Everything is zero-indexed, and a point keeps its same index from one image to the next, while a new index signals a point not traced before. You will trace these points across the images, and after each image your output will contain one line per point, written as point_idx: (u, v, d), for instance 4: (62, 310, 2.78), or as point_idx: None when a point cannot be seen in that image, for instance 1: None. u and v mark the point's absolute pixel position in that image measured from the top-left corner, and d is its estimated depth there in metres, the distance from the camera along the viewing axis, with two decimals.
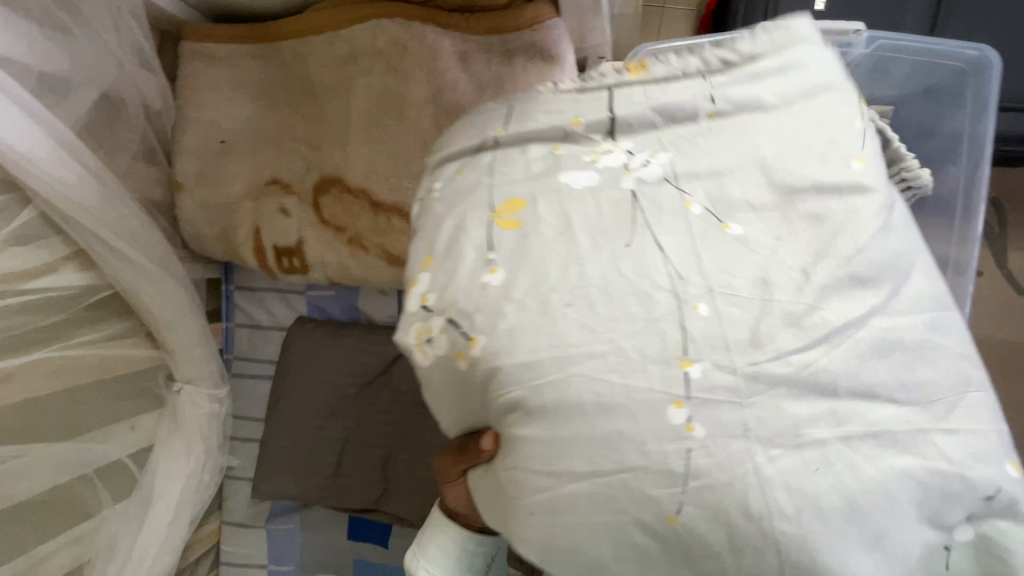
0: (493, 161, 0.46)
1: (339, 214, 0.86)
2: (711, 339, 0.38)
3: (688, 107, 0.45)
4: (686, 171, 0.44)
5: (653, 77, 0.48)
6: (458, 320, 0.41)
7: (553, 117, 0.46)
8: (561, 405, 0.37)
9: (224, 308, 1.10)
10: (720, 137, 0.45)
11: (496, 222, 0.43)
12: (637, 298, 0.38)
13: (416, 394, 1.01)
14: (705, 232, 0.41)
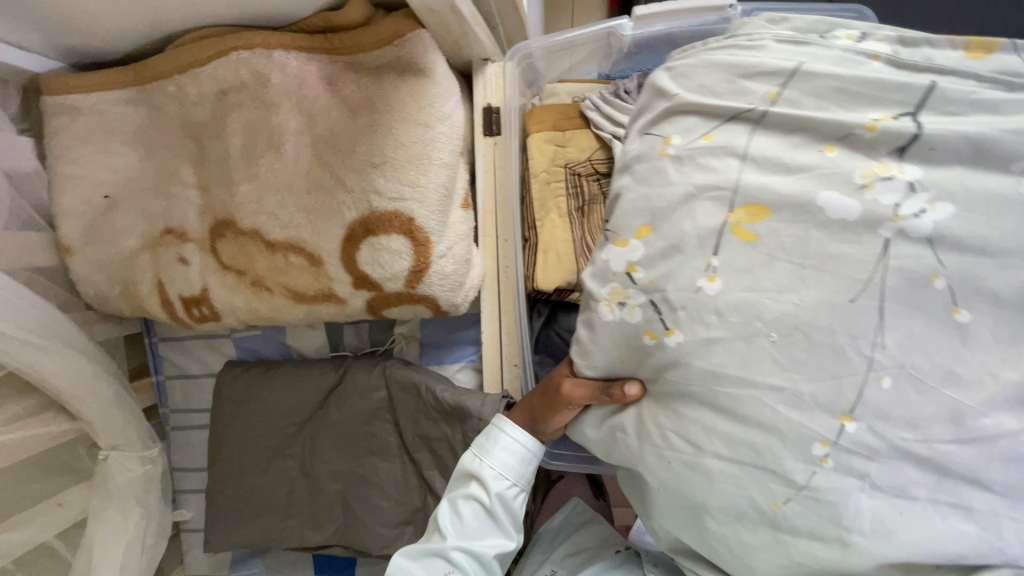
0: (727, 143, 0.47)
1: (237, 258, 0.82)
2: (879, 403, 0.44)
3: (1019, 128, 0.41)
4: (956, 235, 0.42)
5: (998, 70, 0.43)
6: (664, 307, 0.49)
7: (830, 117, 0.45)
8: (758, 417, 0.47)
9: (151, 362, 1.06)
10: (1010, 202, 0.41)
11: (733, 223, 0.47)
12: (854, 347, 0.44)
13: (356, 428, 0.97)
14: (924, 294, 0.43)
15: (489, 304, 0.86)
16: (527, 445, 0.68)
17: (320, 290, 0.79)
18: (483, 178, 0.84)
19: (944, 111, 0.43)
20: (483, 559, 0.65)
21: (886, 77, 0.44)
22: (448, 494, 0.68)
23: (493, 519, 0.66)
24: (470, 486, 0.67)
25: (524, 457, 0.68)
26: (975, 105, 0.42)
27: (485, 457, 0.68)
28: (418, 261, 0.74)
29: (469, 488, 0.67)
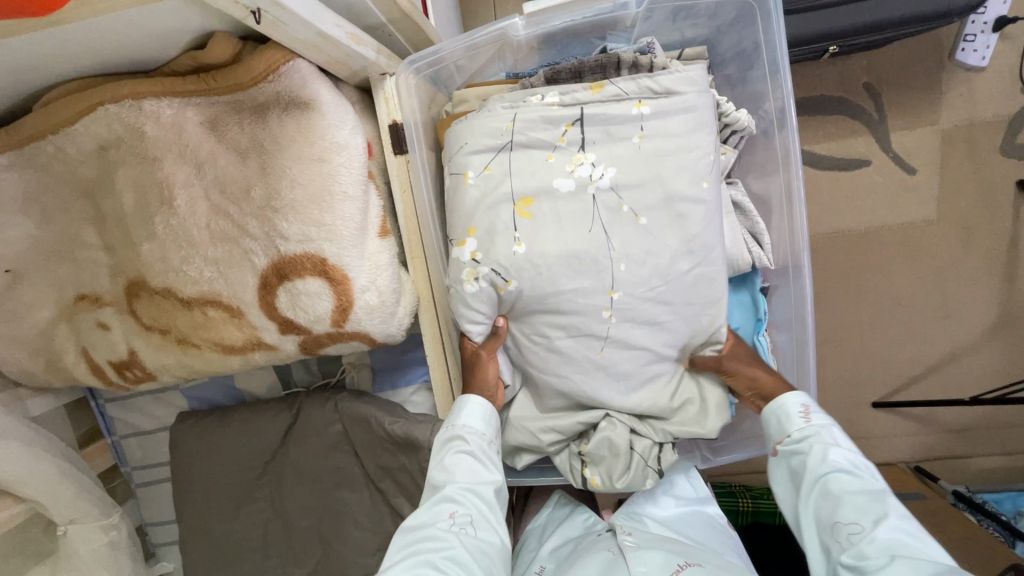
0: (502, 170, 0.74)
1: (156, 317, 0.78)
2: (629, 278, 0.74)
3: (631, 120, 0.72)
4: (625, 180, 0.73)
5: (608, 94, 0.73)
6: (502, 270, 0.73)
7: (549, 133, 0.74)
8: (556, 303, 0.75)
9: (102, 424, 1.03)
10: (646, 150, 0.73)
11: (520, 211, 0.73)
12: (598, 249, 0.73)
13: (317, 465, 0.95)
14: (621, 217, 0.73)
15: (431, 327, 0.85)
16: (485, 401, 0.77)
17: (247, 339, 0.76)
18: (402, 199, 0.80)
19: (601, 121, 0.73)
20: (482, 497, 0.69)
21: (561, 112, 0.73)
22: (433, 462, 0.73)
23: (480, 463, 0.71)
24: (452, 444, 0.73)
25: (488, 411, 0.76)
26: (615, 111, 0.72)
27: (458, 419, 0.75)
28: (340, 299, 0.71)
29: (451, 444, 0.73)
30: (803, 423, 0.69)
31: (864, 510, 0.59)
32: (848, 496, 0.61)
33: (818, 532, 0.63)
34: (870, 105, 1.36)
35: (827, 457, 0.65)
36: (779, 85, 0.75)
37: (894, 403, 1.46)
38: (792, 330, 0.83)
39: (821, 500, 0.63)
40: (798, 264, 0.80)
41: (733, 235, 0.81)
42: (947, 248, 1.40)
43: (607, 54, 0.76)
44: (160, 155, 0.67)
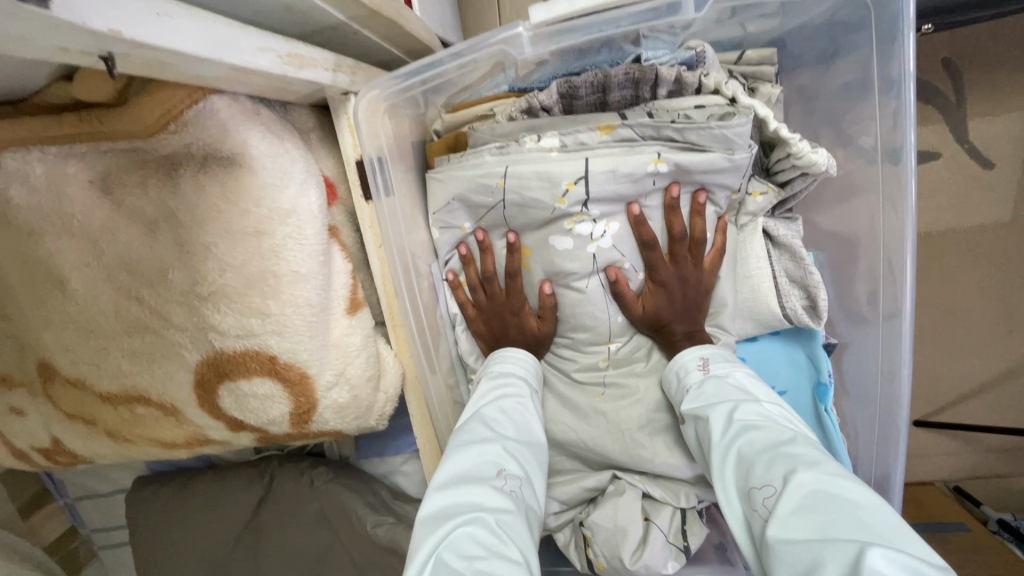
0: (494, 222, 0.62)
1: (77, 407, 0.63)
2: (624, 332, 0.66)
3: (642, 179, 0.56)
4: (630, 240, 0.60)
5: (619, 138, 0.57)
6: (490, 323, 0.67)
7: (546, 192, 0.57)
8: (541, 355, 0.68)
9: (50, 486, 0.90)
10: (656, 207, 0.59)
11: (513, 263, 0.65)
12: (593, 307, 0.64)
13: (295, 543, 0.82)
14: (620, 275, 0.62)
15: (417, 408, 0.68)
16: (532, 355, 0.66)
17: (190, 437, 0.61)
18: (379, 260, 0.61)
19: (609, 178, 0.56)
20: (530, 461, 0.54)
21: (563, 167, 0.56)
22: (460, 430, 0.55)
23: (530, 413, 0.58)
24: (497, 387, 0.60)
25: (533, 365, 0.65)
26: (627, 165, 0.55)
27: (506, 370, 0.62)
28: (299, 401, 0.55)
29: (498, 386, 0.60)
30: (701, 376, 0.57)
31: (778, 461, 0.44)
32: (759, 452, 0.46)
33: (740, 513, 0.46)
34: (948, 86, 1.13)
35: (732, 413, 0.51)
36: (891, 106, 0.56)
37: (937, 424, 1.32)
38: (869, 399, 0.68)
39: (736, 462, 0.47)
40: (894, 314, 0.61)
41: (773, 285, 0.66)
42: (1018, 254, 1.22)
43: (642, 65, 0.55)
44: (40, 225, 0.49)
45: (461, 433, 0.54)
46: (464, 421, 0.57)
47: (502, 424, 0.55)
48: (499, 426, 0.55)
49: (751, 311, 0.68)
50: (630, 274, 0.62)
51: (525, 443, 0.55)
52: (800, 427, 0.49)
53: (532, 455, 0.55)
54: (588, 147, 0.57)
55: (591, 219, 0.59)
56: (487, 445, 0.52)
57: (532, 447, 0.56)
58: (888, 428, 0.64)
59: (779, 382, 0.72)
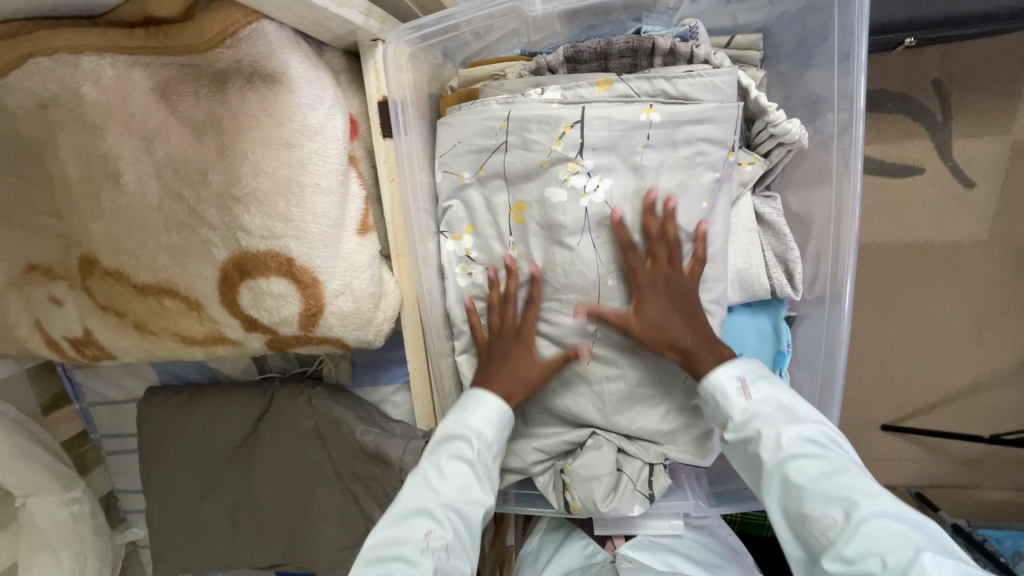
0: (495, 168, 0.68)
1: (111, 299, 0.71)
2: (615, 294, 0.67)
3: (635, 126, 0.62)
4: (621, 195, 0.64)
5: (617, 95, 0.63)
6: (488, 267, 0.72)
7: (545, 135, 0.63)
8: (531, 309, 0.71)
9: (69, 389, 0.98)
10: (649, 162, 0.63)
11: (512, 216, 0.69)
12: (582, 262, 0.66)
13: (288, 458, 0.90)
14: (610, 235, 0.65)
15: (412, 332, 0.76)
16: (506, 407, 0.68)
17: (208, 333, 0.69)
18: (390, 188, 0.70)
19: (604, 124, 0.62)
20: (467, 520, 0.64)
21: (561, 111, 0.63)
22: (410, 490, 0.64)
23: (476, 476, 0.65)
24: (453, 442, 0.67)
25: (501, 418, 0.68)
26: (620, 113, 0.62)
27: (477, 418, 0.67)
28: (309, 303, 0.63)
29: (453, 443, 0.67)
30: (743, 403, 0.63)
31: (832, 498, 0.55)
32: (811, 484, 0.57)
33: (788, 525, 0.59)
34: (936, 105, 1.20)
35: (782, 445, 0.59)
36: (848, 81, 0.62)
37: (904, 429, 1.38)
38: (815, 368, 0.73)
39: (785, 492, 0.59)
40: (838, 293, 0.68)
41: (750, 254, 0.71)
42: (992, 272, 1.28)
43: (641, 36, 0.64)
44: (105, 123, 0.57)
45: (410, 486, 0.65)
46: (422, 465, 0.66)
47: (448, 485, 0.64)
48: (440, 488, 0.64)
49: (738, 276, 0.72)
50: (623, 235, 0.65)
51: (469, 497, 0.64)
52: (834, 442, 0.61)
53: (474, 508, 0.64)
54: (587, 100, 0.63)
55: (589, 177, 0.64)
56: (432, 524, 0.62)
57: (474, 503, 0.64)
58: (829, 396, 0.70)
59: (746, 350, 0.75)
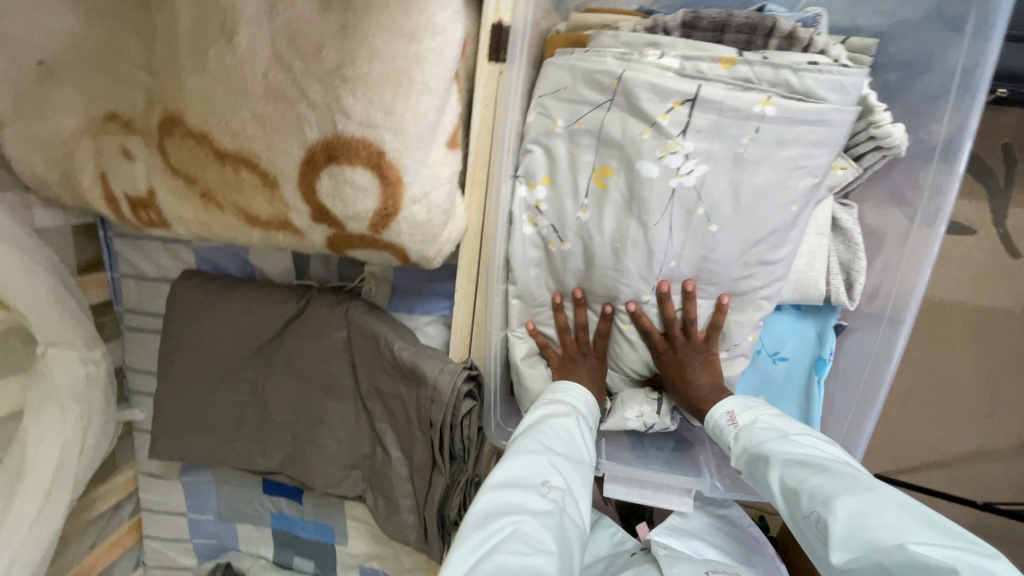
0: (591, 127, 0.63)
1: (185, 163, 0.71)
2: (684, 276, 0.66)
3: (746, 117, 0.57)
4: (714, 184, 0.60)
5: (736, 77, 0.57)
6: (557, 226, 0.68)
7: (651, 106, 0.59)
8: (590, 273, 0.69)
9: (106, 256, 0.99)
10: (754, 159, 0.58)
11: (594, 179, 0.65)
12: (656, 244, 0.63)
13: (310, 366, 0.90)
14: (692, 220, 0.61)
15: (468, 261, 0.75)
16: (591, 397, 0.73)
17: (275, 216, 0.69)
18: (481, 114, 0.68)
19: (715, 107, 0.57)
20: (573, 484, 0.61)
21: (675, 84, 0.57)
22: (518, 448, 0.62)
23: (578, 448, 0.65)
24: (550, 417, 0.67)
25: (589, 403, 0.72)
26: (735, 100, 0.56)
27: (572, 393, 0.72)
28: (386, 202, 0.63)
29: (553, 416, 0.67)
30: (733, 429, 0.64)
31: (818, 498, 0.53)
32: (800, 488, 0.55)
33: (806, 545, 0.55)
34: (999, 170, 1.22)
35: (767, 455, 0.59)
36: (967, 102, 0.58)
37: (898, 483, 1.38)
38: (856, 384, 0.70)
39: (788, 504, 0.56)
40: (897, 317, 0.65)
41: (816, 257, 0.67)
42: (1018, 346, 1.29)
43: (763, 14, 0.62)
44: None
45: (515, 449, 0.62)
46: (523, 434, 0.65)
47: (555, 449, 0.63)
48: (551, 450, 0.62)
49: (797, 280, 0.68)
50: (702, 227, 0.61)
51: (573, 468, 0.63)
52: (831, 448, 0.59)
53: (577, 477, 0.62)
54: (705, 75, 0.58)
55: (686, 160, 0.59)
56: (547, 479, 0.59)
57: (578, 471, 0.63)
58: (861, 412, 0.68)
59: (783, 348, 0.74)
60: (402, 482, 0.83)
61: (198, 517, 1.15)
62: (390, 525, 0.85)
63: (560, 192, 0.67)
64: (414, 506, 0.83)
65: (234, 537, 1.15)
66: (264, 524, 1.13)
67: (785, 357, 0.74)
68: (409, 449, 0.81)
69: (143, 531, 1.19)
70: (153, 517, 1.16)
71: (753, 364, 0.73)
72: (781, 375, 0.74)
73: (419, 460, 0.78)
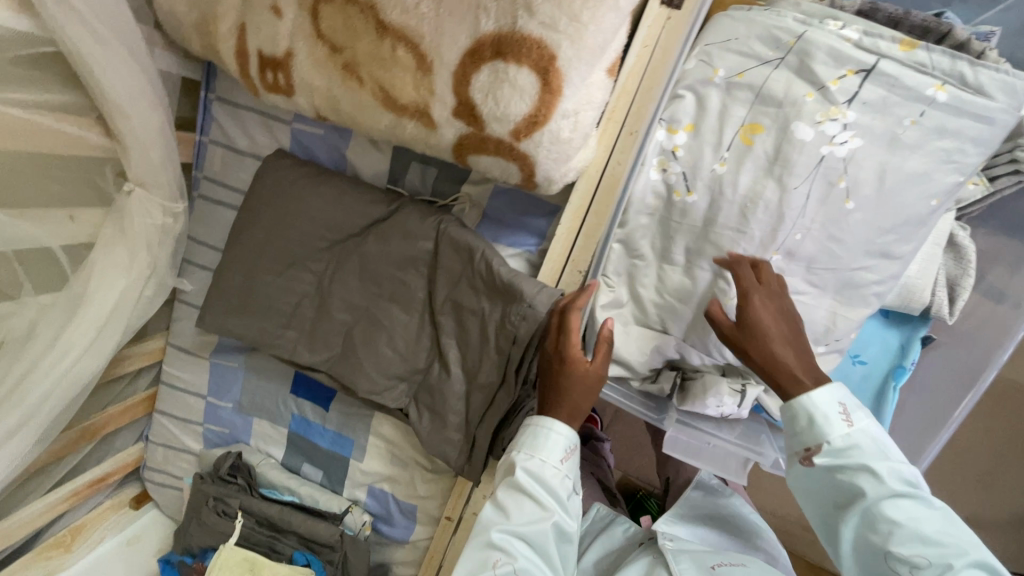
0: (753, 82, 0.65)
1: (336, 31, 0.71)
2: (802, 251, 0.67)
3: (917, 98, 0.59)
4: (863, 160, 0.62)
5: (913, 61, 0.60)
6: (689, 175, 0.70)
7: (825, 69, 0.61)
8: (708, 232, 0.70)
9: (200, 118, 0.98)
10: (911, 143, 0.61)
11: (741, 135, 0.66)
12: (789, 213, 0.66)
13: (386, 270, 0.90)
14: (831, 194, 0.64)
15: (581, 198, 0.75)
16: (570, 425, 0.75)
17: (417, 103, 0.69)
18: (637, 55, 0.68)
19: (889, 82, 0.60)
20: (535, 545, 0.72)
21: (855, 53, 0.60)
22: (476, 530, 0.74)
23: (540, 507, 0.73)
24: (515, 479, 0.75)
25: (557, 441, 0.75)
26: (911, 79, 0.59)
27: (528, 447, 0.76)
28: (539, 109, 0.64)
29: (515, 478, 0.74)
30: (846, 430, 0.64)
31: (930, 543, 0.59)
32: (908, 525, 0.60)
33: (857, 552, 0.64)
34: None
35: (879, 479, 0.62)
36: None
37: None
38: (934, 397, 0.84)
39: (874, 526, 0.62)
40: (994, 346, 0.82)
41: (928, 268, 0.70)
42: None
43: (940, 20, 0.64)
44: None
45: (481, 527, 0.74)
46: (492, 503, 0.75)
47: (513, 517, 0.72)
48: (507, 523, 0.72)
49: (905, 284, 0.71)
50: (839, 202, 0.64)
51: (536, 529, 0.72)
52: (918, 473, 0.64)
53: (537, 540, 0.72)
54: (883, 53, 0.60)
55: (843, 128, 0.61)
56: (502, 559, 0.70)
57: (539, 533, 0.72)
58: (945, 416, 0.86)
59: (863, 352, 0.76)
60: (456, 400, 0.84)
61: (216, 402, 1.13)
62: (434, 439, 0.87)
63: (700, 145, 0.68)
64: (461, 425, 0.85)
65: (247, 431, 1.13)
66: (281, 424, 1.11)
67: (865, 360, 0.76)
68: (473, 367, 0.83)
69: (155, 405, 1.17)
70: (170, 392, 1.15)
71: (839, 363, 0.75)
72: (857, 377, 0.77)
73: (484, 378, 0.81)
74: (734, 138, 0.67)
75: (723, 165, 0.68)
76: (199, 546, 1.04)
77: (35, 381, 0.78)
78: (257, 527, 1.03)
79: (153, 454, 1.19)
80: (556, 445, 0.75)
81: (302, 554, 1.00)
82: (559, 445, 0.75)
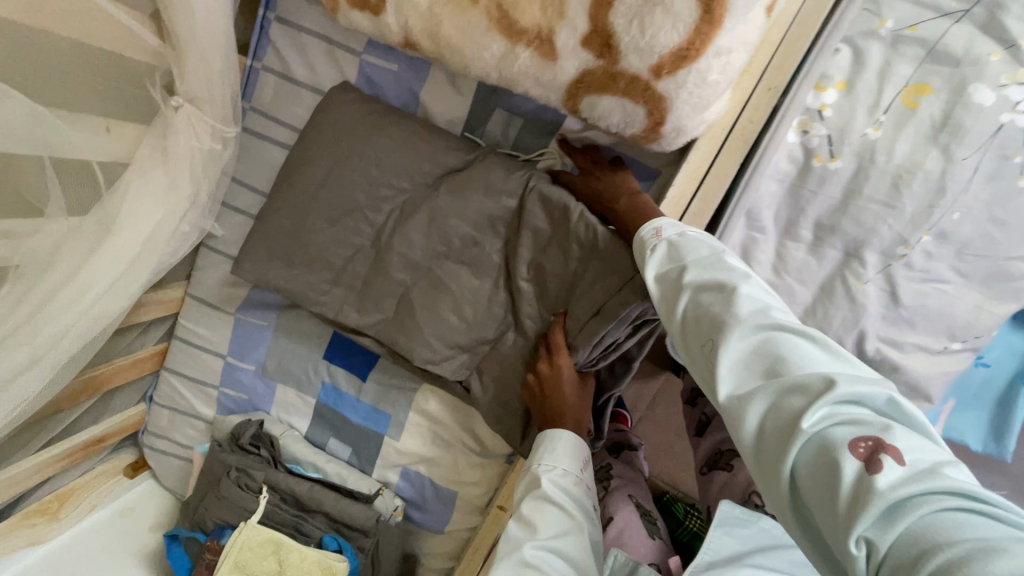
0: (926, 37, 0.57)
1: None
2: (958, 231, 0.61)
3: None
4: None
5: None
6: (835, 139, 0.62)
7: (1019, 25, 0.55)
8: (850, 205, 0.63)
9: (254, 41, 0.87)
10: None
11: (903, 97, 0.59)
12: (953, 187, 0.59)
13: (456, 226, 0.80)
14: (1003, 167, 0.58)
15: (700, 158, 0.66)
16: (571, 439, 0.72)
17: (539, 28, 0.61)
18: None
19: None
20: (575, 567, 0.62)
21: None
22: (502, 553, 0.63)
23: (572, 523, 0.65)
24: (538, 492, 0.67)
25: (575, 447, 0.71)
26: None
27: (547, 457, 0.70)
28: (691, 42, 0.55)
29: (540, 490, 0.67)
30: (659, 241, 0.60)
31: (731, 316, 0.49)
32: (717, 303, 0.51)
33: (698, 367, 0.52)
34: None
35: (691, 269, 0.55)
36: None
37: None
38: None
39: (697, 321, 0.52)
40: None
41: None
42: None
43: None
44: None
45: (506, 550, 0.63)
46: (513, 524, 0.66)
47: (543, 535, 0.62)
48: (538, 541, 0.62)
49: None
50: (1011, 179, 0.58)
51: (571, 549, 0.63)
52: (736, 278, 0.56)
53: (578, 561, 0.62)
54: None
55: None
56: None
57: (577, 551, 0.63)
58: None
59: (989, 355, 0.70)
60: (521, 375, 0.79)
61: (237, 364, 1.01)
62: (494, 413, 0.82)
63: (853, 105, 0.61)
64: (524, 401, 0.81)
65: (268, 400, 1.02)
66: (308, 395, 0.99)
67: (991, 364, 0.70)
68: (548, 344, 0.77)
69: (165, 362, 1.05)
70: (184, 349, 1.03)
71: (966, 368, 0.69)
72: (980, 381, 0.71)
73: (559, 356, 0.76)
74: (898, 100, 0.59)
75: (879, 131, 0.60)
76: (214, 523, 0.92)
77: (50, 315, 0.66)
78: (282, 505, 0.92)
79: (157, 417, 1.07)
80: (572, 455, 0.70)
81: (333, 539, 0.89)
82: (575, 455, 0.70)
